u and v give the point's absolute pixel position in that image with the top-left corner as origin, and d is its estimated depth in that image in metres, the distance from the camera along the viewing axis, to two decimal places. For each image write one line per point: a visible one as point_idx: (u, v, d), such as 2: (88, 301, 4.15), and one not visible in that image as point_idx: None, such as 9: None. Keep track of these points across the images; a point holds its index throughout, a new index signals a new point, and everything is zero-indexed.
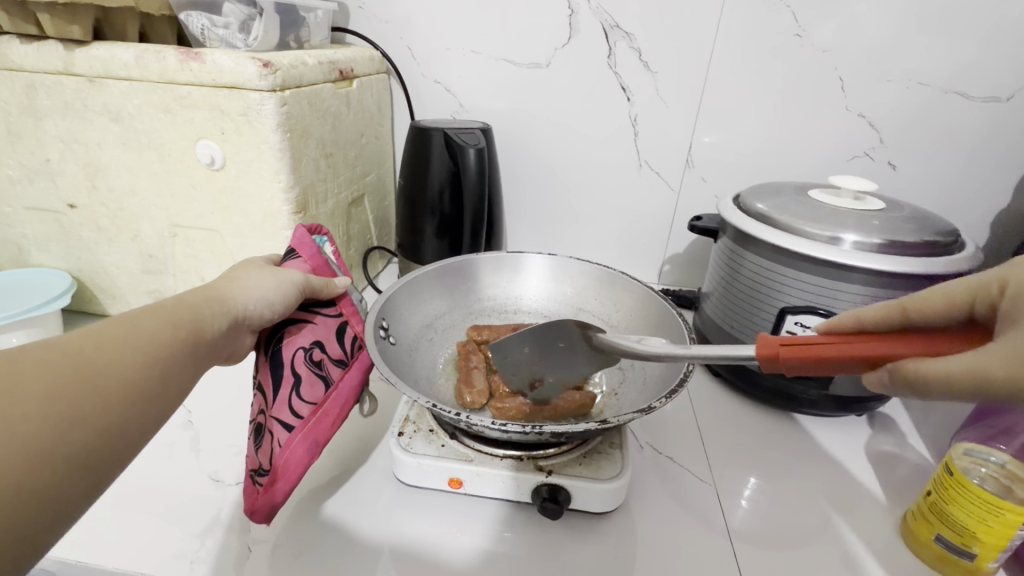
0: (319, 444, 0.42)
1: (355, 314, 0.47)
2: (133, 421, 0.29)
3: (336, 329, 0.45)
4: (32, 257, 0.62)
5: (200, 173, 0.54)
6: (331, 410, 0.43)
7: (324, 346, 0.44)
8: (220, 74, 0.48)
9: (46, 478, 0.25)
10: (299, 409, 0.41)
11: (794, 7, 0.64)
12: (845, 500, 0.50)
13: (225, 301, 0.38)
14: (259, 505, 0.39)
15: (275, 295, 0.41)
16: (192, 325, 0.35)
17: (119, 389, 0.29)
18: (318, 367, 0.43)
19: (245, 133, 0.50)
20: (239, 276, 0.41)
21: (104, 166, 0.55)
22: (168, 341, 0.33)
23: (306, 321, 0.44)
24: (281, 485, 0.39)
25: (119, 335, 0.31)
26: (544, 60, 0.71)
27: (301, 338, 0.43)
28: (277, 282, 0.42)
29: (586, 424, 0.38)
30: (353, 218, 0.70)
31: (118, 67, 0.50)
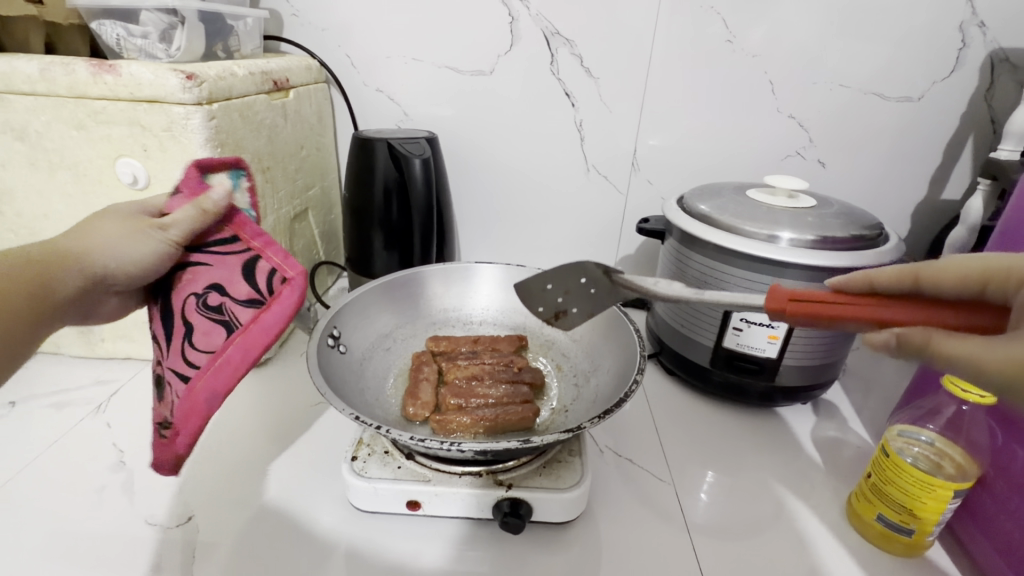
0: (218, 395, 0.38)
1: (266, 244, 0.41)
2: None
3: (242, 267, 0.40)
4: None
5: (122, 193, 0.50)
6: (229, 358, 0.38)
7: (224, 288, 0.40)
8: (138, 87, 0.45)
9: None
10: (196, 357, 0.39)
11: (725, 14, 0.67)
12: (795, 486, 0.52)
13: (78, 264, 0.36)
14: (165, 459, 0.41)
15: (136, 251, 0.37)
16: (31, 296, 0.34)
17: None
18: (219, 313, 0.39)
19: (170, 149, 0.47)
20: (99, 228, 0.38)
21: (12, 190, 0.50)
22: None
23: (200, 262, 0.40)
24: (181, 438, 0.39)
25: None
26: (487, 67, 0.71)
27: (193, 282, 0.40)
28: (145, 232, 0.38)
29: (508, 443, 0.37)
30: (297, 234, 0.68)
31: (21, 81, 0.45)
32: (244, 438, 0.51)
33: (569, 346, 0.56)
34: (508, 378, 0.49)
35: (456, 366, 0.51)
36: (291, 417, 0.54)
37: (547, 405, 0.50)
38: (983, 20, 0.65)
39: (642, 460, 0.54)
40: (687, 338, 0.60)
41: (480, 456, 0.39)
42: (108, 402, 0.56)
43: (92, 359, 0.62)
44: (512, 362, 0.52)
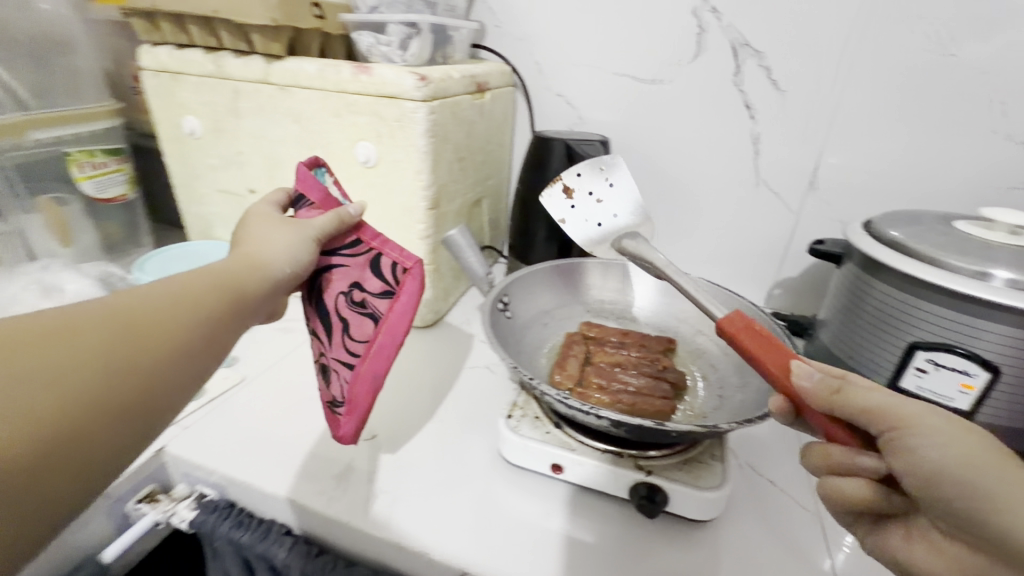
0: (380, 375, 0.44)
1: (383, 241, 0.45)
2: (130, 398, 0.30)
3: (369, 265, 0.44)
4: (215, 230, 0.75)
5: (356, 169, 0.61)
6: (382, 344, 0.43)
7: (361, 285, 0.45)
8: (383, 85, 0.55)
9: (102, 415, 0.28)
10: (356, 346, 0.44)
11: (952, 25, 0.60)
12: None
13: (257, 266, 0.40)
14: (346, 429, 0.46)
15: (296, 252, 0.42)
16: (192, 306, 0.35)
17: (107, 374, 0.29)
18: (362, 306, 0.44)
19: (397, 136, 0.57)
20: (263, 236, 0.42)
21: (281, 159, 0.65)
22: (149, 320, 0.32)
23: (339, 265, 0.45)
24: (350, 418, 0.45)
25: (71, 323, 0.29)
26: (666, 76, 0.73)
27: (337, 282, 0.45)
28: (301, 239, 0.42)
29: (646, 424, 0.39)
30: (473, 218, 0.77)
31: (304, 78, 0.58)
32: (415, 383, 0.61)
33: (718, 358, 0.55)
34: (650, 373, 0.51)
35: (600, 351, 0.54)
36: (452, 374, 0.63)
37: (687, 408, 0.50)
38: None
39: (784, 485, 0.52)
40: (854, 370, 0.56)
41: (620, 434, 0.41)
42: None
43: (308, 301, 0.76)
44: (656, 360, 0.53)
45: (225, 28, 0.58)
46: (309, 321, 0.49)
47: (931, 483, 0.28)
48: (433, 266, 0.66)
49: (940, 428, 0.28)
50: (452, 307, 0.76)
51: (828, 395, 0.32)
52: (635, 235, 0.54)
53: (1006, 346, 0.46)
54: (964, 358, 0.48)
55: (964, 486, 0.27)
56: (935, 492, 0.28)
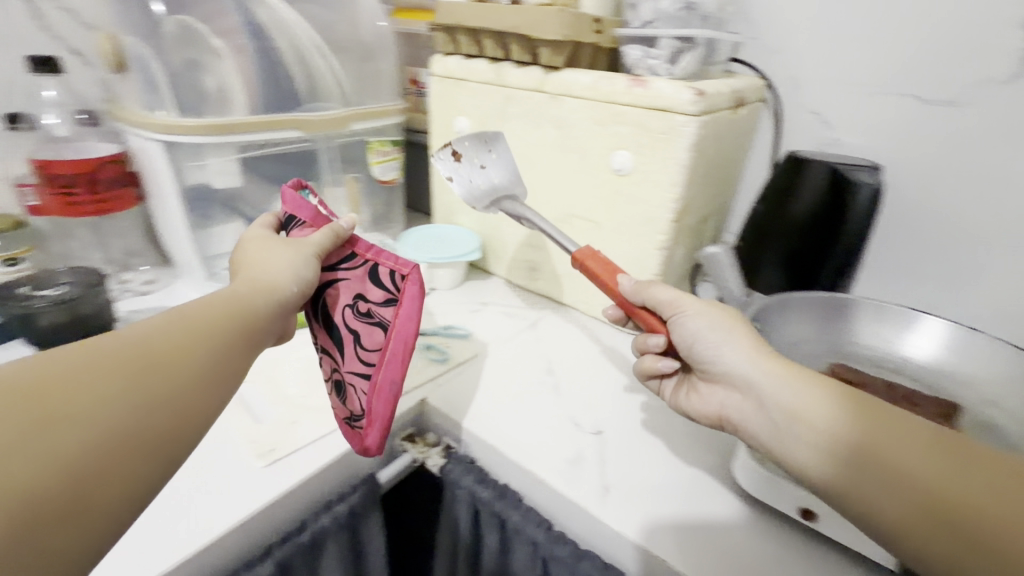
0: (397, 382, 0.44)
1: (377, 252, 0.46)
2: (152, 429, 0.29)
3: (367, 276, 0.46)
4: (458, 217, 0.86)
5: (606, 175, 0.64)
6: (391, 349, 0.44)
7: (365, 296, 0.45)
8: (657, 98, 0.57)
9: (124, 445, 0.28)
10: (369, 355, 0.45)
11: None
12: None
13: (271, 286, 0.41)
14: (368, 444, 0.46)
15: (297, 268, 0.43)
16: (205, 337, 0.35)
17: (127, 408, 0.29)
18: (369, 317, 0.45)
19: (659, 148, 0.59)
20: (267, 258, 0.43)
21: (535, 161, 0.71)
22: (159, 351, 0.32)
23: (342, 278, 0.46)
24: (374, 431, 0.45)
25: (65, 363, 0.29)
26: (968, 98, 0.62)
27: (343, 294, 0.46)
28: (301, 254, 0.44)
29: None
30: (700, 233, 0.75)
31: (577, 88, 0.63)
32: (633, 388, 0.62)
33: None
34: None
35: None
36: None
37: None
38: None
39: None
40: None
41: None
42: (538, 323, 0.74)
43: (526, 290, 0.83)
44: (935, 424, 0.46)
45: (515, 42, 0.66)
46: (318, 342, 0.50)
47: (817, 422, 0.36)
48: (661, 277, 0.67)
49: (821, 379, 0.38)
50: None
51: (709, 345, 0.43)
52: (513, 196, 0.58)
53: None
54: None
55: (852, 427, 0.35)
56: (826, 433, 0.35)
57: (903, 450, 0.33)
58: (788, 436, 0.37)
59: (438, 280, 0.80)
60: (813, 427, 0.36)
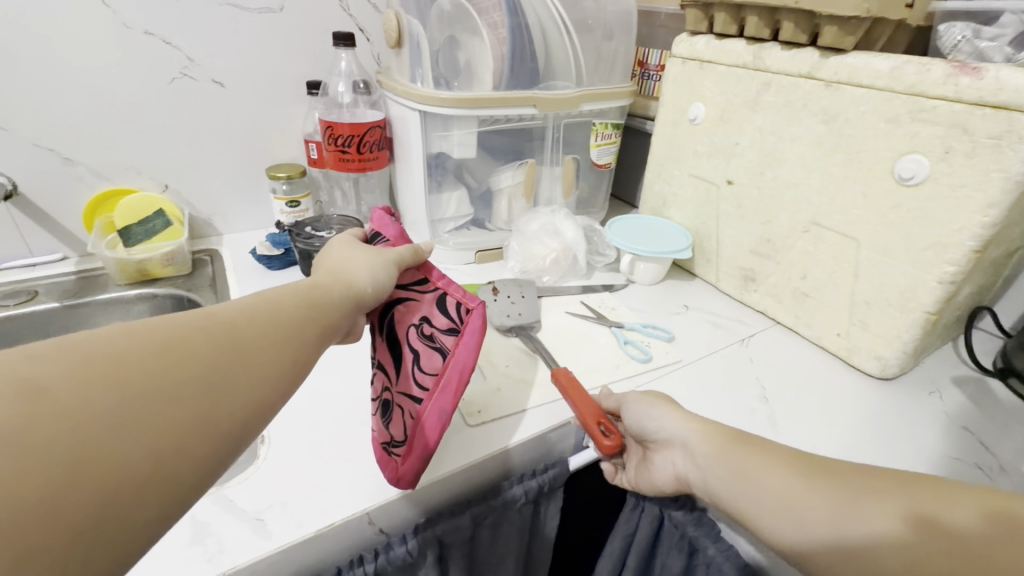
0: (448, 412, 0.42)
1: (449, 281, 0.44)
2: (226, 414, 0.28)
3: (435, 302, 0.44)
4: (669, 210, 0.81)
5: (883, 183, 0.53)
6: (443, 377, 0.42)
7: (430, 320, 0.43)
8: (995, 92, 0.44)
9: (205, 424, 0.27)
10: (423, 380, 0.43)
11: None
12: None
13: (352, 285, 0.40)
14: (402, 472, 0.42)
15: (376, 274, 0.42)
16: (283, 329, 0.33)
17: (204, 391, 0.27)
18: (431, 340, 0.43)
19: (979, 156, 0.46)
20: (348, 257, 0.42)
21: (782, 158, 0.62)
22: (238, 336, 0.31)
23: (407, 299, 0.44)
24: (413, 458, 0.42)
25: (145, 339, 0.27)
26: None
27: (408, 314, 0.44)
28: (385, 264, 0.42)
29: None
30: (996, 269, 0.59)
31: (866, 75, 0.52)
32: (870, 442, 0.52)
33: None
34: None
35: None
36: (921, 451, 0.51)
37: None
38: None
39: None
40: None
41: None
42: (749, 340, 0.66)
43: (735, 300, 0.75)
44: None
45: (791, 19, 0.56)
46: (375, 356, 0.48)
47: (750, 474, 0.39)
48: (935, 316, 0.54)
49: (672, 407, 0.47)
50: (914, 363, 0.62)
51: (652, 420, 0.46)
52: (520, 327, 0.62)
53: None
54: None
55: (796, 481, 0.37)
56: (755, 481, 0.38)
57: (842, 490, 0.35)
58: (750, 501, 0.38)
59: (640, 274, 0.77)
60: (766, 490, 0.38)
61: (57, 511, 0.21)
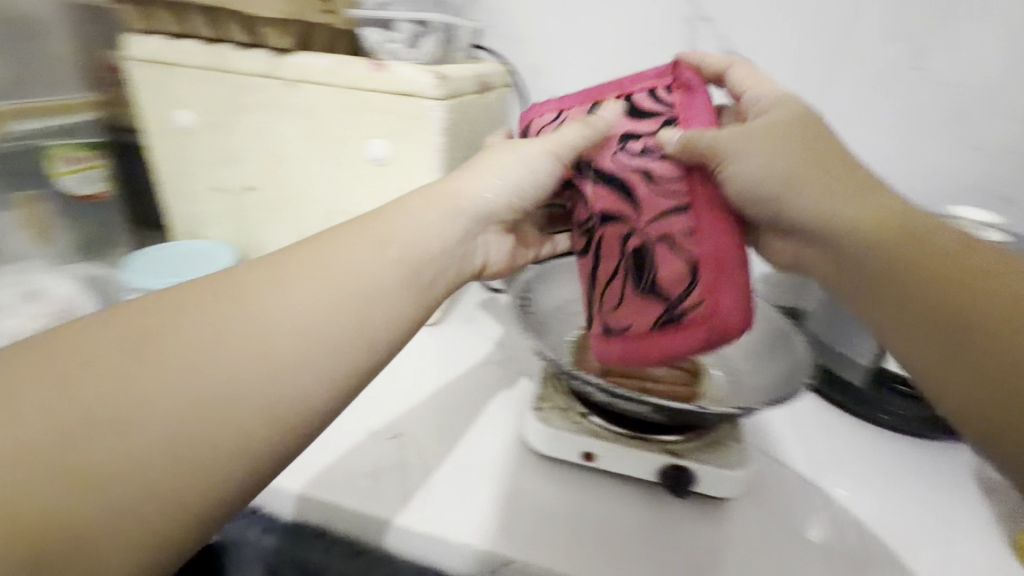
0: (719, 214, 0.39)
1: (631, 82, 0.43)
2: (208, 448, 0.28)
3: (636, 108, 0.41)
4: (205, 230, 0.72)
5: (365, 167, 0.61)
6: (731, 270, 0.38)
7: (643, 134, 0.40)
8: (399, 83, 0.56)
9: (174, 464, 0.27)
10: (671, 217, 0.39)
11: None
12: (964, 528, 0.48)
13: (444, 206, 0.43)
14: (723, 312, 0.39)
15: (523, 171, 0.45)
16: (290, 300, 0.34)
17: (166, 379, 0.29)
18: (646, 152, 0.40)
19: (412, 135, 0.58)
20: (476, 164, 0.46)
21: (284, 157, 0.63)
22: (241, 291, 0.33)
23: (604, 134, 0.42)
24: (738, 268, 0.39)
25: (97, 333, 0.30)
26: None
27: (607, 142, 0.42)
28: (542, 149, 0.44)
29: (672, 407, 0.43)
30: None
31: (314, 74, 0.57)
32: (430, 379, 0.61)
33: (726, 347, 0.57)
34: (670, 362, 0.52)
35: None
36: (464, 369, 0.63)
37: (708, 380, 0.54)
38: None
39: (795, 457, 0.55)
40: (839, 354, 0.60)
41: (657, 416, 0.45)
42: None
43: None
44: None
45: (231, 20, 0.58)
46: (593, 216, 0.43)
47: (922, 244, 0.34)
48: None
49: (851, 199, 0.37)
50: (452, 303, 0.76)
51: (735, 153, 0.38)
52: None
53: None
54: None
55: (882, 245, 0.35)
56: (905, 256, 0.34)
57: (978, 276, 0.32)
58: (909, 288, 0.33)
59: None
60: (739, 196, 0.39)
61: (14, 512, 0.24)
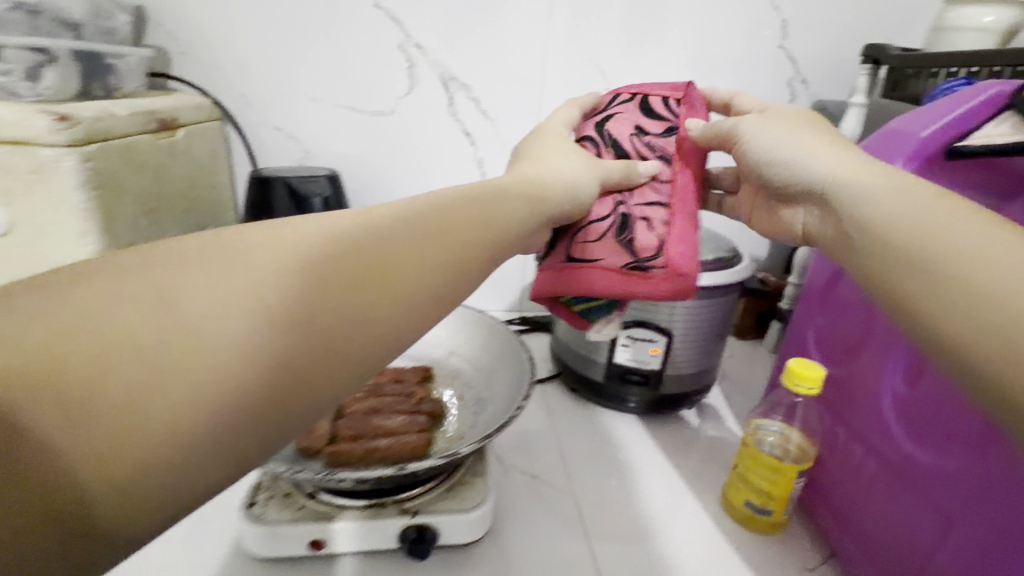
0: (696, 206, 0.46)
1: (640, 88, 0.51)
2: (247, 423, 0.24)
3: (638, 110, 0.49)
4: None
5: None
6: (693, 247, 0.44)
7: (644, 130, 0.48)
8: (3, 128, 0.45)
9: (179, 460, 0.22)
10: (654, 208, 0.45)
11: (602, 67, 0.76)
12: (686, 493, 0.54)
13: (444, 247, 0.31)
14: (661, 288, 0.43)
15: (574, 185, 0.42)
16: (429, 245, 0.30)
17: (272, 294, 0.25)
18: (653, 148, 0.47)
19: (37, 191, 0.47)
20: (545, 167, 0.43)
21: None
22: (369, 288, 0.27)
23: (625, 120, 0.49)
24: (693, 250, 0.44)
25: (206, 252, 0.26)
26: (387, 108, 0.76)
27: (649, 129, 0.48)
28: (581, 169, 0.43)
29: (384, 471, 0.38)
30: None
31: None
32: None
33: (471, 374, 0.56)
34: (406, 409, 0.49)
35: (354, 403, 0.50)
36: None
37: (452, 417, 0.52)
38: (805, 77, 0.79)
39: (550, 468, 0.57)
40: (581, 356, 0.64)
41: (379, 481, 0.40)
42: None
43: None
44: (413, 393, 0.52)
45: None
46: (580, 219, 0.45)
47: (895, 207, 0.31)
48: None
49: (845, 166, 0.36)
50: None
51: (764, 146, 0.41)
52: None
53: (673, 316, 0.57)
54: (648, 330, 0.58)
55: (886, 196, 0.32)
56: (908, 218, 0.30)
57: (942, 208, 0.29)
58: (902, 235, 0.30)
59: None
60: (554, 159, 0.44)
61: (68, 475, 0.20)
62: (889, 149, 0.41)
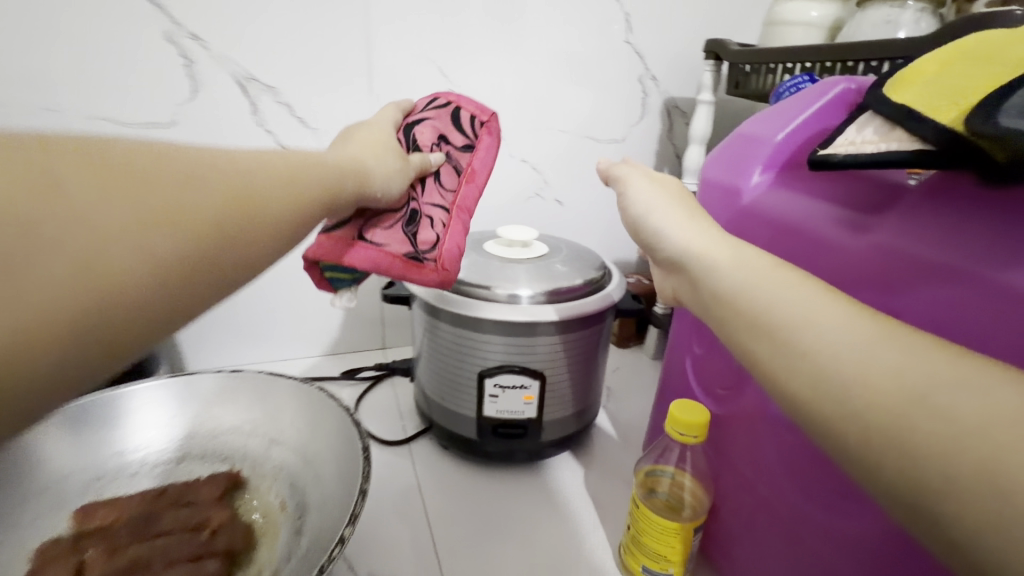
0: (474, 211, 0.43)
1: (461, 99, 0.47)
2: (175, 265, 0.23)
3: (450, 120, 0.46)
4: None
5: None
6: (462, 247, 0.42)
7: (448, 138, 0.45)
8: None
9: (112, 304, 0.21)
10: (432, 210, 0.42)
11: (440, 63, 0.66)
12: (578, 563, 0.46)
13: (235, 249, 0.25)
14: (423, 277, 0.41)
15: (390, 170, 0.39)
16: (288, 188, 0.29)
17: (187, 185, 0.24)
18: (449, 156, 0.44)
19: None
20: (366, 144, 0.39)
21: None
22: (231, 190, 0.26)
23: (431, 131, 0.45)
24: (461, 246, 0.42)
25: (67, 142, 0.22)
26: (165, 118, 0.58)
27: (453, 140, 0.45)
28: (390, 151, 0.40)
29: None
30: None
31: None
32: None
33: (299, 469, 0.43)
34: (185, 557, 0.35)
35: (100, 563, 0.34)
36: None
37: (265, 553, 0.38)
38: (654, 74, 0.76)
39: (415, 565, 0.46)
40: (449, 410, 0.54)
41: None
42: None
43: None
44: (204, 525, 0.37)
45: None
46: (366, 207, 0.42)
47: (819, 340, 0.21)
48: None
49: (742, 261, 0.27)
50: None
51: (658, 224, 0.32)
52: None
53: (546, 354, 0.50)
54: (522, 375, 0.50)
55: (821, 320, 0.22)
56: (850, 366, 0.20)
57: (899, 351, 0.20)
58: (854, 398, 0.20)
59: None
60: (349, 164, 0.36)
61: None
62: (737, 167, 0.39)
